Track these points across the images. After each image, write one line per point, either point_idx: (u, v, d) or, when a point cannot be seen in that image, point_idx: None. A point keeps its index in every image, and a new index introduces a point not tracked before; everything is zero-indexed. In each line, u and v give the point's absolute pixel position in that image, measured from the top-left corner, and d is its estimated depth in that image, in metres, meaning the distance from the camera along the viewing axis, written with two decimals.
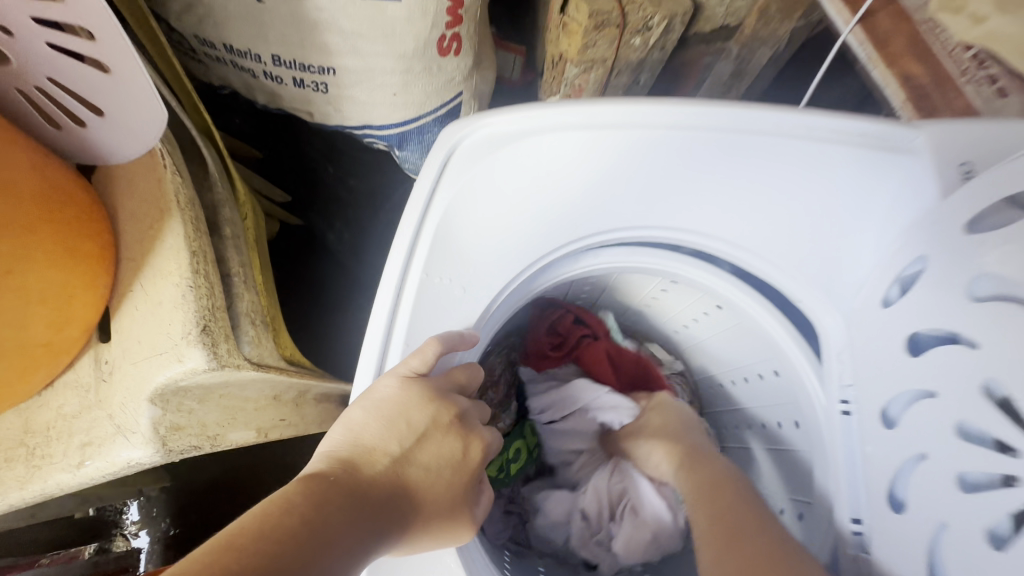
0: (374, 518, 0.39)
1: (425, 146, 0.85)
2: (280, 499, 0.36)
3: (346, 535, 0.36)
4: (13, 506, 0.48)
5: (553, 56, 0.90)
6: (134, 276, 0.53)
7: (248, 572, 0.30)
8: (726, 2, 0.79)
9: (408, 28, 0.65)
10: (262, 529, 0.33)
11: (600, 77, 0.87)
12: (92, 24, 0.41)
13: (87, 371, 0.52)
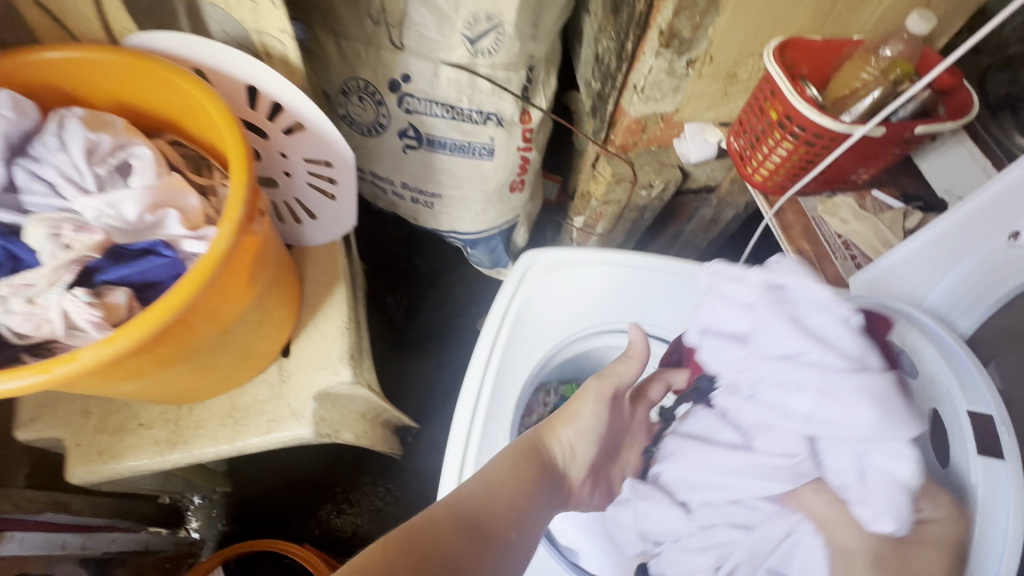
0: (554, 483, 0.62)
1: (488, 248, 1.19)
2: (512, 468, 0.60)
3: (548, 490, 0.61)
4: (220, 454, 0.75)
5: (583, 190, 1.26)
6: (310, 316, 0.83)
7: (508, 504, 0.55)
8: (706, 173, 1.16)
9: (495, 175, 1.01)
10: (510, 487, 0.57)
11: (616, 211, 1.22)
12: (341, 176, 0.74)
13: (273, 374, 0.79)
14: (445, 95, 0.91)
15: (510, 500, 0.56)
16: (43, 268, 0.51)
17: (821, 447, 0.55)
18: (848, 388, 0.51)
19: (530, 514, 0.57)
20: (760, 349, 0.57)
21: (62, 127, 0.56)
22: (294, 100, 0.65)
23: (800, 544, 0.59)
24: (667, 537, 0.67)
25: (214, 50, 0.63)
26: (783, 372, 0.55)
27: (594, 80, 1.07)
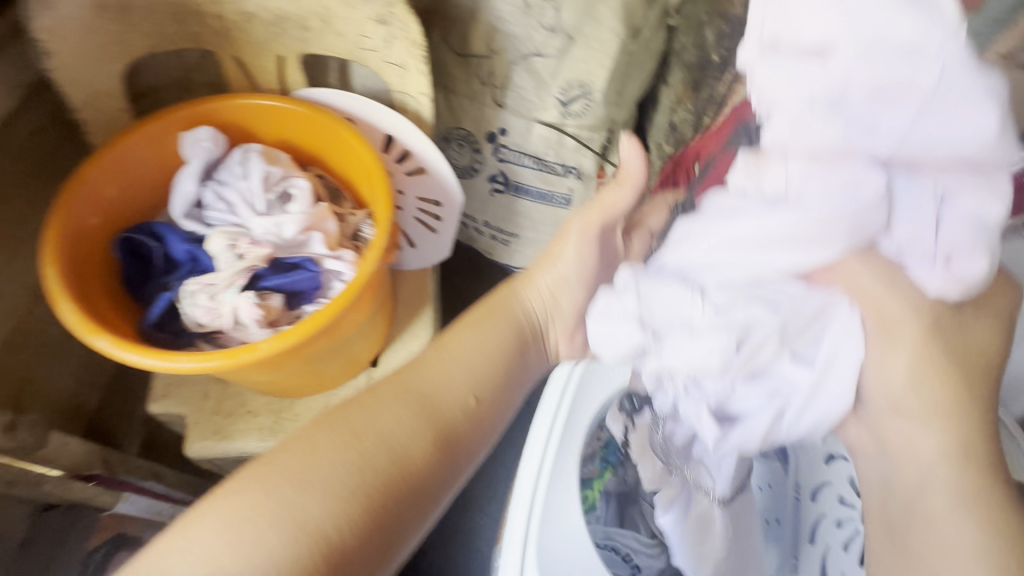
0: (534, 362, 0.68)
1: None
2: (468, 327, 0.65)
3: (501, 368, 0.63)
4: None
5: None
6: (398, 331, 0.91)
7: (466, 368, 0.60)
8: None
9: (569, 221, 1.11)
10: (468, 358, 0.61)
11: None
12: (446, 213, 0.86)
13: (362, 379, 0.88)
14: (535, 148, 1.03)
15: (472, 372, 0.60)
16: (223, 272, 0.63)
17: (898, 177, 0.38)
18: (963, 90, 0.34)
19: (497, 385, 0.61)
20: (855, 39, 0.35)
21: (246, 158, 0.70)
22: (423, 148, 0.79)
23: (832, 321, 0.43)
24: (682, 326, 0.44)
25: (366, 106, 0.78)
26: (896, 73, 0.35)
27: (665, 144, 1.18)
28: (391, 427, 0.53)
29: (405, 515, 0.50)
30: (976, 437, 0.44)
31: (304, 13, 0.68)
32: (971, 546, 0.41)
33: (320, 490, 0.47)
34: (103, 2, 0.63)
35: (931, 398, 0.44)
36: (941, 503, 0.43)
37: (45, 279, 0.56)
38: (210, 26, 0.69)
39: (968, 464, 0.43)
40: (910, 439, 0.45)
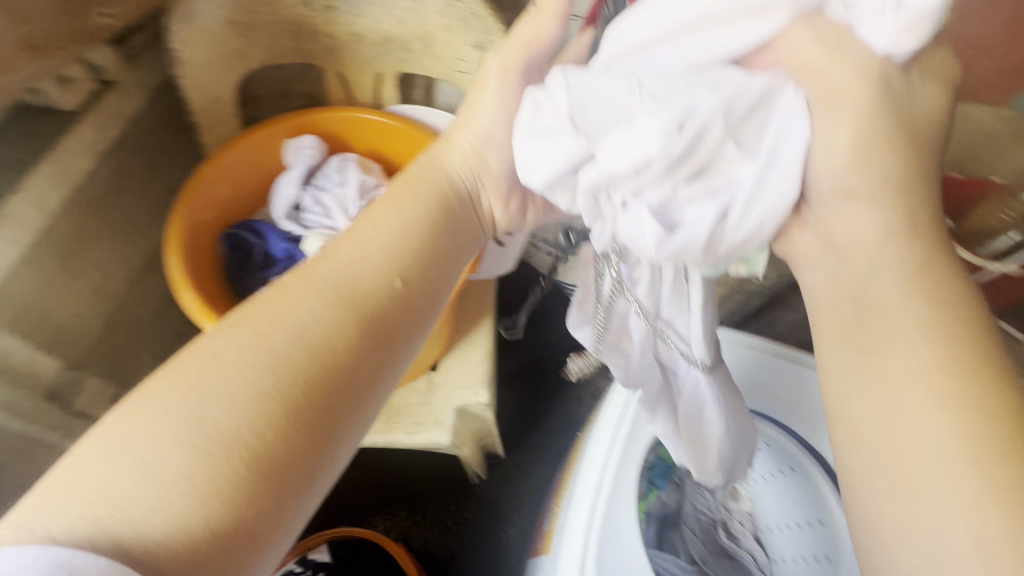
0: (455, 241, 0.55)
1: None
2: (386, 206, 0.52)
3: (455, 250, 0.54)
4: (372, 442, 0.88)
5: None
6: (459, 339, 0.95)
7: (383, 246, 0.49)
8: None
9: None
10: (389, 238, 0.50)
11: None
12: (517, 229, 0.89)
13: (422, 382, 0.92)
14: None
15: (394, 246, 0.50)
16: None
17: None
18: None
19: (427, 263, 0.51)
20: None
21: (343, 166, 0.75)
22: None
23: (777, 109, 0.37)
24: (612, 109, 0.36)
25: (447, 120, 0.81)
26: None
27: None
28: (308, 317, 0.44)
29: (333, 411, 0.43)
30: (932, 297, 0.37)
31: (409, 37, 0.73)
32: (945, 433, 0.34)
33: (244, 404, 0.40)
34: (232, 19, 0.69)
35: (906, 300, 0.37)
36: (907, 399, 0.36)
37: (171, 270, 0.62)
38: (322, 44, 0.74)
39: (937, 329, 0.36)
40: (887, 284, 0.38)
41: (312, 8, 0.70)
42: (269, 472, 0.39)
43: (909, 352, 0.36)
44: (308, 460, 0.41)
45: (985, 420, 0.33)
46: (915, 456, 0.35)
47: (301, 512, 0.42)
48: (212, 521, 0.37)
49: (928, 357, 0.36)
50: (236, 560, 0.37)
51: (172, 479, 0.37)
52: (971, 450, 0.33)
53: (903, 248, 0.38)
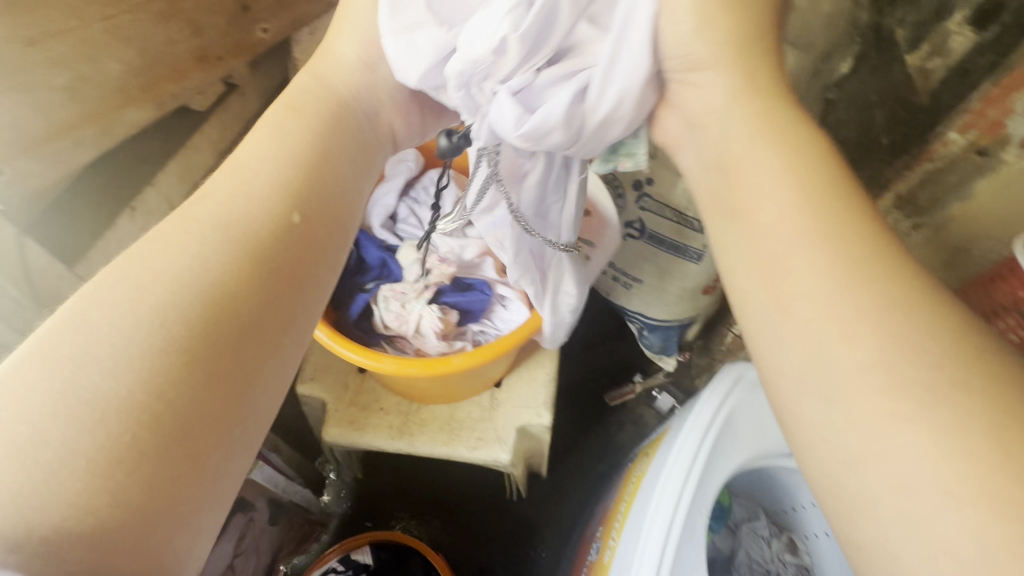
0: (352, 166, 0.55)
1: (663, 337, 1.26)
2: (281, 144, 0.51)
3: (350, 180, 0.54)
4: (433, 453, 0.89)
5: None
6: (524, 358, 0.95)
7: (270, 184, 0.48)
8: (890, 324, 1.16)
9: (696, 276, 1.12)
10: (273, 175, 0.49)
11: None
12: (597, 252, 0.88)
13: (485, 398, 0.92)
14: (679, 202, 1.07)
15: (278, 178, 0.49)
16: (414, 283, 0.70)
17: None
18: None
19: (320, 194, 0.50)
20: None
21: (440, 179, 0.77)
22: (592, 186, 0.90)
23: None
24: (474, 8, 0.48)
25: None
26: None
27: None
28: (188, 263, 0.42)
29: (244, 357, 0.41)
30: (853, 214, 0.42)
31: None
32: (814, 275, 0.40)
33: (132, 371, 0.37)
34: None
35: (805, 221, 0.42)
36: (821, 293, 0.39)
37: None
38: None
39: (821, 212, 0.43)
40: (766, 182, 0.45)
41: None
42: (171, 423, 0.36)
43: (827, 247, 0.41)
44: (229, 410, 0.39)
45: (942, 351, 0.36)
46: (854, 400, 0.36)
47: (229, 469, 0.39)
48: (116, 494, 0.34)
49: (837, 246, 0.41)
50: (164, 521, 0.35)
51: (82, 459, 0.33)
52: (900, 376, 0.35)
53: (755, 153, 0.47)
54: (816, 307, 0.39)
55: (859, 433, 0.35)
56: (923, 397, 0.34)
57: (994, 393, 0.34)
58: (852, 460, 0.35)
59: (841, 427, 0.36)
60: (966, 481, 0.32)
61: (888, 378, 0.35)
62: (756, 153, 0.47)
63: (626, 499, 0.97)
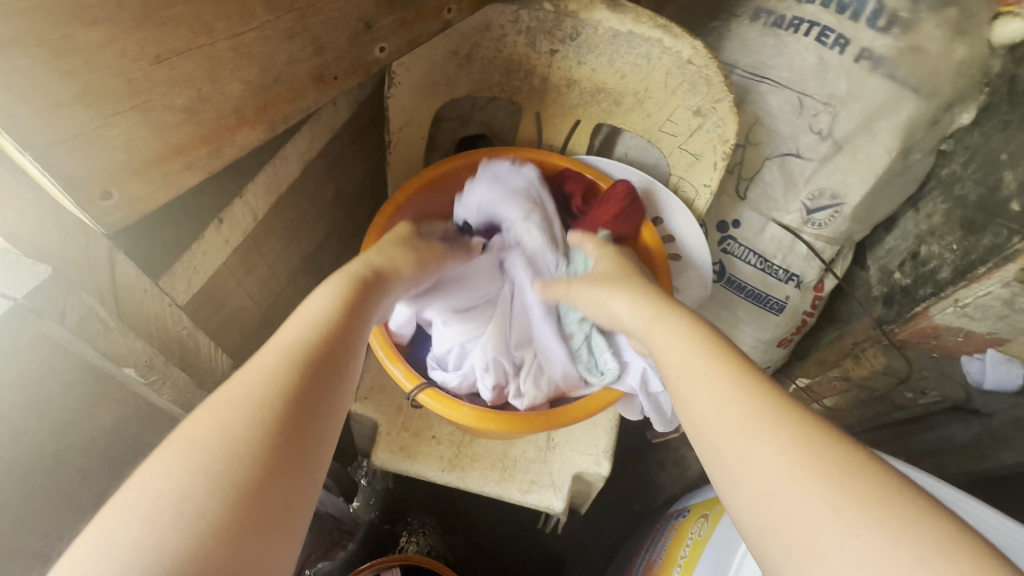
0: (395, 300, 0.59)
1: None
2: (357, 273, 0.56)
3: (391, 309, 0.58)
4: (483, 491, 0.84)
5: (819, 360, 1.28)
6: None
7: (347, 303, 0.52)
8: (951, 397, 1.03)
9: (772, 328, 1.05)
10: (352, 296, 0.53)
11: (853, 392, 1.22)
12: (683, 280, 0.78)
13: (542, 437, 0.87)
14: (764, 248, 1.01)
15: (350, 298, 0.52)
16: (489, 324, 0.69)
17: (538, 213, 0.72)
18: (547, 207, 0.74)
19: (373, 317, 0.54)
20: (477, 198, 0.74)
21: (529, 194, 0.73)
22: (687, 229, 0.76)
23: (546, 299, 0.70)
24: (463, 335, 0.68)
25: (639, 178, 0.78)
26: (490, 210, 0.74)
27: (900, 273, 1.07)
28: (289, 360, 0.44)
29: (307, 432, 0.41)
30: (719, 345, 0.48)
31: (623, 90, 0.70)
32: (725, 398, 0.43)
33: (217, 454, 0.37)
34: (457, 49, 0.69)
35: (703, 359, 0.47)
36: (730, 411, 0.42)
37: None
38: (533, 84, 0.73)
39: (718, 348, 0.48)
40: (667, 339, 0.51)
41: (537, 51, 0.70)
42: (255, 495, 0.36)
43: (718, 381, 0.44)
44: (298, 490, 0.38)
45: (829, 446, 0.38)
46: (798, 512, 0.35)
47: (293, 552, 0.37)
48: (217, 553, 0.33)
49: (724, 376, 0.45)
50: None
51: (172, 537, 0.33)
52: (813, 471, 0.37)
53: (651, 311, 0.55)
54: (741, 416, 0.41)
55: (812, 531, 0.34)
56: (825, 471, 0.36)
57: (873, 459, 0.37)
58: (801, 550, 0.34)
59: (806, 535, 0.35)
60: (886, 534, 0.33)
61: (801, 452, 0.38)
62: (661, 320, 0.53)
63: (680, 565, 0.89)
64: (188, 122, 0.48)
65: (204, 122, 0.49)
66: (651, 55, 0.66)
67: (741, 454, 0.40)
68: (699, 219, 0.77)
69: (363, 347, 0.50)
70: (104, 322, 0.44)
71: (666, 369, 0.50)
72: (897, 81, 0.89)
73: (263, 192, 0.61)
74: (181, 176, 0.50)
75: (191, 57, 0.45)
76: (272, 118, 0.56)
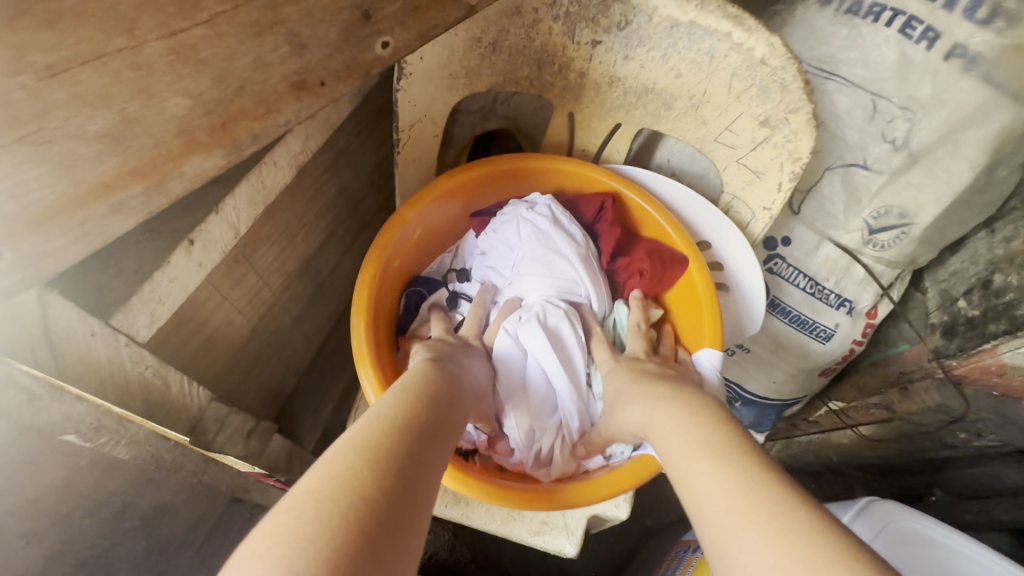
0: (469, 389, 0.55)
1: (757, 412, 1.07)
2: (425, 367, 0.53)
3: (465, 403, 0.54)
4: (489, 529, 0.76)
5: (860, 383, 1.18)
6: None
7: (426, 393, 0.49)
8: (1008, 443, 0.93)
9: (816, 357, 0.95)
10: (429, 386, 0.50)
11: (895, 423, 1.11)
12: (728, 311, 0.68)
13: None
14: (816, 270, 0.90)
15: (425, 389, 0.49)
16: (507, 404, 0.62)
17: (563, 286, 0.65)
18: (572, 267, 0.65)
19: (451, 408, 0.50)
20: (501, 246, 0.67)
21: (551, 256, 0.65)
22: (738, 259, 0.66)
23: (557, 385, 0.63)
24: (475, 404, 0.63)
25: (687, 197, 0.67)
26: (513, 259, 0.67)
27: (966, 302, 0.95)
28: (385, 441, 0.41)
29: (410, 514, 0.37)
30: (717, 430, 0.45)
31: (677, 93, 0.59)
32: (712, 480, 0.40)
33: (321, 537, 0.32)
34: (480, 37, 0.58)
35: (689, 437, 0.45)
36: (716, 497, 0.39)
37: (352, 335, 0.53)
38: (568, 80, 0.61)
39: (713, 426, 0.45)
40: (666, 426, 0.48)
41: (576, 40, 0.58)
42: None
43: (706, 462, 0.42)
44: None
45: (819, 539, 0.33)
46: None
47: None
48: None
49: (712, 457, 0.42)
50: None
51: None
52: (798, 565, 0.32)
53: (651, 400, 0.52)
54: (725, 507, 0.38)
55: None
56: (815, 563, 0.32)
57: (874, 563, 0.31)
58: None
59: None
60: None
61: (783, 543, 0.33)
62: (666, 398, 0.51)
63: None
64: (112, 150, 0.38)
65: (138, 149, 0.39)
66: (716, 51, 0.55)
67: (724, 542, 0.36)
68: (752, 245, 0.66)
69: (447, 439, 0.47)
70: (26, 391, 0.37)
71: (663, 455, 0.46)
72: (993, 85, 0.74)
73: (247, 205, 0.52)
74: (107, 223, 0.39)
75: (103, 68, 0.36)
76: (235, 130, 0.43)
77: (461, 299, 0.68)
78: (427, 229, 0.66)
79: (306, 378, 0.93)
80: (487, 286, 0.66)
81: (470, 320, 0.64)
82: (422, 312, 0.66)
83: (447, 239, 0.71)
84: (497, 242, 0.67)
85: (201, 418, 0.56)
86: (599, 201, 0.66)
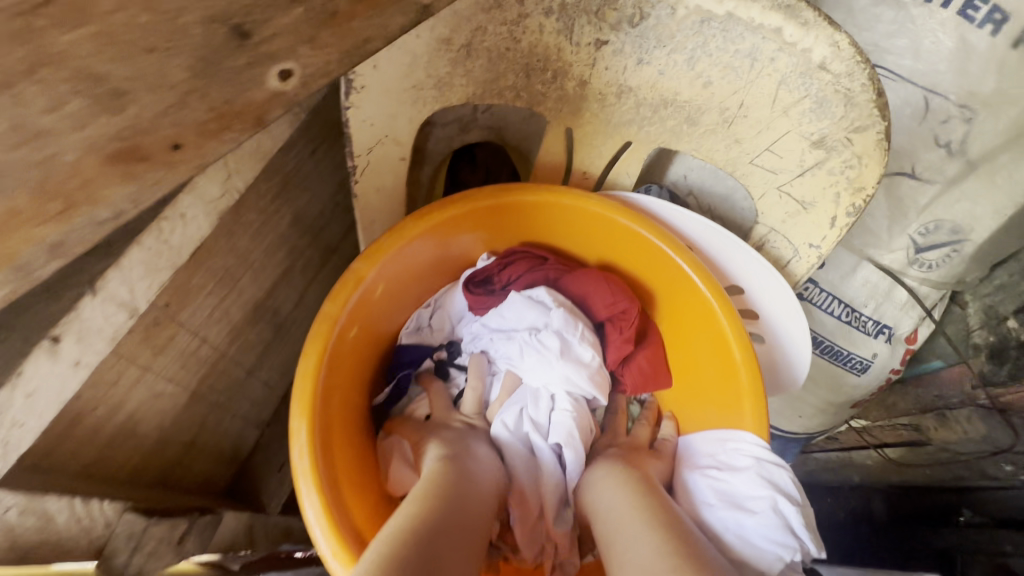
0: (492, 474, 0.49)
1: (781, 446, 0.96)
2: (441, 462, 0.47)
3: (493, 491, 0.48)
4: None
5: (891, 403, 0.99)
6: None
7: (441, 485, 0.44)
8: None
9: (851, 389, 0.84)
10: (445, 479, 0.45)
11: (927, 450, 0.96)
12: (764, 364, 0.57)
13: None
14: (853, 295, 0.79)
15: (435, 482, 0.44)
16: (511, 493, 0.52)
17: (579, 384, 0.54)
18: (586, 356, 0.54)
19: (475, 499, 0.44)
20: (501, 321, 0.57)
21: (568, 351, 0.54)
22: (779, 311, 0.54)
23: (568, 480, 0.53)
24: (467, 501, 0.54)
25: (719, 238, 0.54)
26: (516, 340, 0.56)
27: (1018, 321, 0.80)
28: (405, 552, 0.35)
29: None
30: (641, 496, 0.46)
31: (705, 106, 0.48)
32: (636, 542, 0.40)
33: None
34: (451, 37, 0.46)
35: (620, 503, 0.45)
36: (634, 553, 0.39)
37: (291, 445, 0.45)
38: (564, 90, 0.49)
39: (644, 493, 0.46)
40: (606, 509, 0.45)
41: (575, 41, 0.47)
42: None
43: (629, 523, 0.42)
44: None
45: None
46: None
47: None
48: None
49: (635, 519, 0.42)
50: None
51: None
52: None
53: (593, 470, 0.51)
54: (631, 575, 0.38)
55: None
56: None
57: None
58: None
59: None
60: None
61: None
62: (608, 464, 0.52)
63: None
64: None
65: None
66: (759, 52, 0.45)
67: None
68: (795, 288, 0.54)
69: (479, 535, 0.41)
70: None
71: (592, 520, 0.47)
72: None
73: (143, 274, 0.43)
74: None
75: None
76: (5, 244, 0.32)
77: (455, 371, 0.60)
78: (397, 286, 0.55)
79: (271, 430, 0.79)
80: (479, 359, 0.58)
81: (471, 393, 0.57)
82: (413, 393, 0.60)
83: (425, 289, 0.59)
84: (490, 318, 0.58)
85: (109, 538, 0.47)
86: (622, 305, 0.56)
